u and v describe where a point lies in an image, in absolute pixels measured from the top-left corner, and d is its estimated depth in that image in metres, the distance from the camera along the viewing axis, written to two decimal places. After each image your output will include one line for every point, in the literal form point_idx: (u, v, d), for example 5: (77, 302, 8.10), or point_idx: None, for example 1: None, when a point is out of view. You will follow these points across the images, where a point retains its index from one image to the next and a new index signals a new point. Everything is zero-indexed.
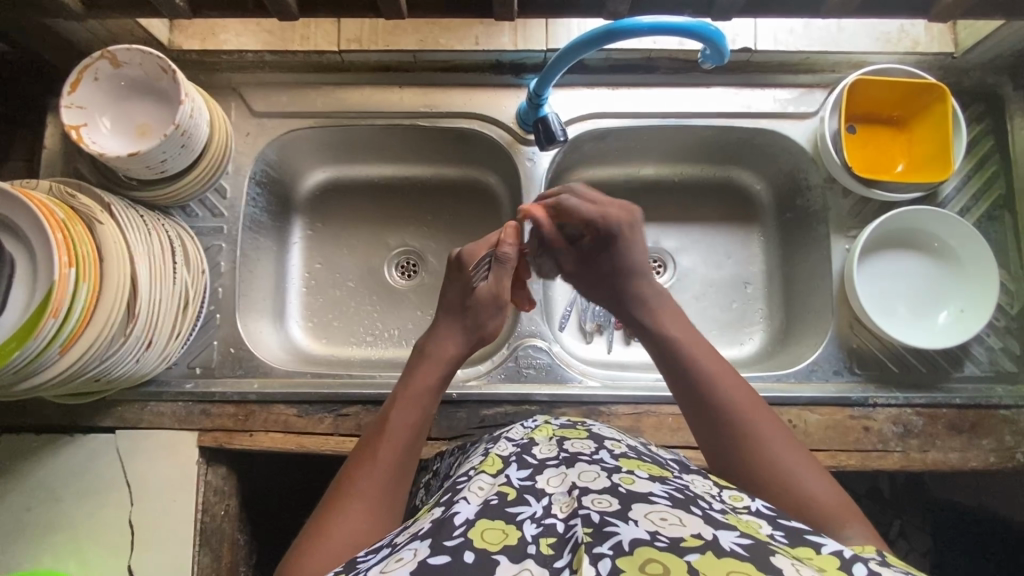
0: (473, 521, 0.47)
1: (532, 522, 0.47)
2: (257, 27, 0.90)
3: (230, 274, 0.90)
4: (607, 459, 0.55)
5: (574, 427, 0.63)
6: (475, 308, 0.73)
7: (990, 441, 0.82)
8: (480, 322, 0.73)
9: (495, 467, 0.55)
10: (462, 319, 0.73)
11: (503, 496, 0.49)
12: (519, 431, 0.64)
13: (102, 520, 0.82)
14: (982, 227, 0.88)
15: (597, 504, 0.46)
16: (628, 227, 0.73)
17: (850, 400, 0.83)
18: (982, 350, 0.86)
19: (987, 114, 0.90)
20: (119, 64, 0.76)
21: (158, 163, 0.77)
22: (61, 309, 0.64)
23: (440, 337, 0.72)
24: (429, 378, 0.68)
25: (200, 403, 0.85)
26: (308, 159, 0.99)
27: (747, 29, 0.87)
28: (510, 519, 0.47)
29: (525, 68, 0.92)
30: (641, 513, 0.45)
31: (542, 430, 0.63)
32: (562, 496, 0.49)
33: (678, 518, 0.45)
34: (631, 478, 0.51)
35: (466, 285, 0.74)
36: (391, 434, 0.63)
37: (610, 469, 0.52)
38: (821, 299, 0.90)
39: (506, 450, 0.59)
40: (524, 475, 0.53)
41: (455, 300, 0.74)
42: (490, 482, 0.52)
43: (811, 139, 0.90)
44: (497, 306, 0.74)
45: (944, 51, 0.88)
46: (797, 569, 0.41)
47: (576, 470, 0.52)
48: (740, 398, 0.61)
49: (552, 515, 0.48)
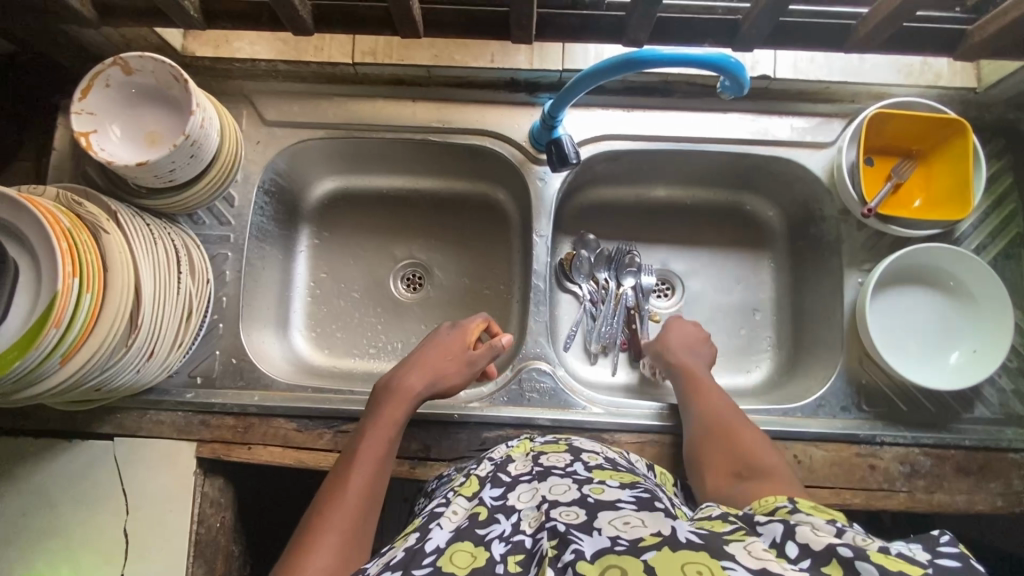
0: (442, 548, 0.46)
1: (500, 541, 0.46)
2: (272, 36, 0.89)
3: (235, 284, 0.89)
4: (580, 470, 0.55)
5: (554, 443, 0.65)
6: (449, 354, 0.77)
7: (998, 484, 0.81)
8: (448, 370, 0.76)
9: (471, 490, 0.55)
10: (433, 364, 0.76)
11: (474, 518, 0.49)
12: (500, 451, 0.65)
13: (97, 527, 0.81)
14: (997, 265, 0.87)
15: (565, 516, 0.45)
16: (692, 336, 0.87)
17: (856, 438, 0.82)
18: (993, 392, 0.84)
19: (1007, 150, 0.89)
20: (131, 72, 0.75)
21: (167, 173, 0.76)
22: (62, 319, 0.63)
23: (410, 372, 0.74)
24: (395, 414, 0.71)
25: (199, 414, 0.85)
26: (318, 169, 0.98)
27: (767, 56, 0.86)
28: (479, 541, 0.46)
29: (540, 87, 0.91)
30: (605, 520, 0.45)
31: (522, 447, 0.65)
32: (532, 511, 0.49)
33: (641, 520, 0.45)
34: (601, 488, 0.51)
35: (447, 336, 0.80)
36: (358, 468, 0.64)
37: (581, 481, 0.52)
38: (832, 331, 0.88)
39: (485, 470, 0.59)
40: (497, 493, 0.53)
41: (439, 349, 0.78)
42: (465, 506, 0.52)
43: (827, 169, 0.88)
44: (470, 368, 0.78)
45: (966, 86, 0.87)
46: (749, 550, 0.41)
47: (548, 484, 0.52)
48: (733, 420, 0.72)
49: (520, 532, 0.47)
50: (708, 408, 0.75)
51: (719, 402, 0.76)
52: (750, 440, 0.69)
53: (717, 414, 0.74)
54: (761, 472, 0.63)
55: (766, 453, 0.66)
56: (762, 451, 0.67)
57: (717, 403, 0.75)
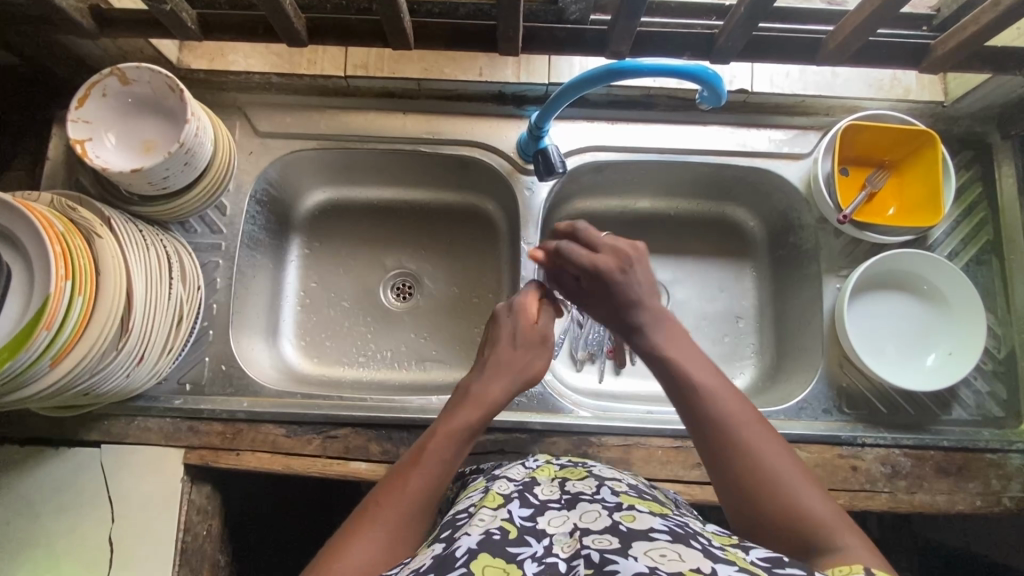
0: (475, 552, 0.45)
1: (532, 561, 0.45)
2: (266, 50, 0.92)
3: (226, 291, 0.90)
4: (609, 497, 0.53)
5: (575, 468, 0.62)
6: (522, 343, 0.73)
7: (977, 484, 0.82)
8: (528, 367, 0.72)
9: (495, 502, 0.53)
10: (514, 360, 0.71)
11: (505, 534, 0.48)
12: (519, 471, 0.62)
13: (82, 535, 0.81)
14: (969, 271, 0.90)
15: (598, 543, 0.45)
16: (622, 272, 0.71)
17: (838, 439, 0.83)
18: (970, 394, 0.87)
19: (976, 161, 0.92)
20: (128, 82, 0.78)
21: (160, 179, 0.77)
22: (53, 322, 0.63)
23: (488, 375, 0.69)
24: (472, 417, 0.65)
25: (188, 420, 0.85)
26: (309, 179, 1.00)
27: (744, 71, 0.90)
28: (511, 558, 0.45)
29: (527, 99, 0.94)
30: (641, 550, 0.44)
31: (544, 471, 0.62)
32: (564, 537, 0.48)
33: (678, 554, 0.43)
34: (632, 515, 0.49)
35: (520, 326, 0.74)
36: (426, 464, 0.59)
37: (612, 508, 0.51)
38: (812, 336, 0.91)
39: (507, 488, 0.56)
40: (527, 514, 0.51)
41: (510, 340, 0.73)
42: (491, 515, 0.50)
43: (804, 179, 0.92)
44: (544, 347, 0.74)
45: (934, 100, 0.91)
46: None
47: (579, 511, 0.51)
48: (741, 417, 0.58)
49: (553, 554, 0.46)
50: (705, 395, 0.60)
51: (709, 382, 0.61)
52: (767, 445, 0.56)
53: (719, 406, 0.59)
54: (797, 506, 0.53)
55: (788, 466, 0.55)
56: (789, 468, 0.55)
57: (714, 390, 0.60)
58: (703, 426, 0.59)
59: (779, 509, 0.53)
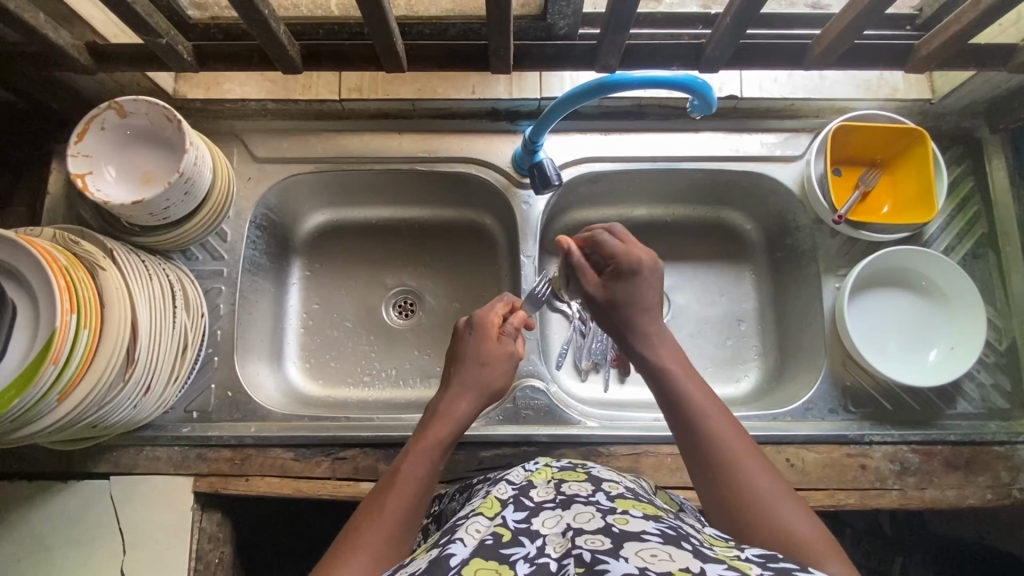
0: (467, 560, 0.45)
1: (525, 562, 0.45)
2: (260, 77, 0.92)
3: (229, 316, 0.90)
4: (603, 500, 0.53)
5: (573, 470, 0.61)
6: (486, 360, 0.72)
7: (986, 477, 0.82)
8: (495, 381, 0.72)
9: (491, 509, 0.52)
10: (481, 376, 0.71)
11: (499, 537, 0.48)
12: (518, 474, 0.61)
13: (93, 568, 0.80)
14: (966, 265, 0.90)
15: (591, 543, 0.45)
16: (649, 269, 0.72)
17: (846, 438, 0.84)
18: (974, 387, 0.87)
19: (966, 157, 0.94)
20: (126, 114, 0.78)
21: (161, 210, 0.78)
22: (60, 355, 0.63)
23: (456, 395, 0.69)
24: (441, 435, 0.65)
25: (197, 448, 0.85)
26: (308, 203, 1.01)
27: (733, 78, 0.91)
28: (504, 560, 0.45)
29: (519, 115, 0.95)
30: (632, 550, 0.43)
31: (542, 473, 0.61)
32: (556, 537, 0.48)
33: (668, 553, 0.43)
34: (626, 518, 0.49)
35: (480, 344, 0.73)
36: (399, 484, 0.59)
37: (605, 510, 0.50)
38: (814, 336, 0.91)
39: (505, 492, 0.56)
40: (520, 517, 0.51)
41: (477, 355, 0.72)
42: (485, 523, 0.50)
43: (797, 182, 0.93)
44: (509, 363, 0.74)
45: (922, 98, 0.91)
46: None
47: (572, 512, 0.50)
48: (730, 438, 0.59)
49: (545, 555, 0.46)
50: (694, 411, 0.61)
51: (699, 400, 0.62)
52: (748, 462, 0.57)
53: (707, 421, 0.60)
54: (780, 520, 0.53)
55: (772, 482, 0.56)
56: (771, 484, 0.56)
57: (701, 406, 0.62)
58: (692, 442, 0.60)
59: (760, 528, 0.53)
